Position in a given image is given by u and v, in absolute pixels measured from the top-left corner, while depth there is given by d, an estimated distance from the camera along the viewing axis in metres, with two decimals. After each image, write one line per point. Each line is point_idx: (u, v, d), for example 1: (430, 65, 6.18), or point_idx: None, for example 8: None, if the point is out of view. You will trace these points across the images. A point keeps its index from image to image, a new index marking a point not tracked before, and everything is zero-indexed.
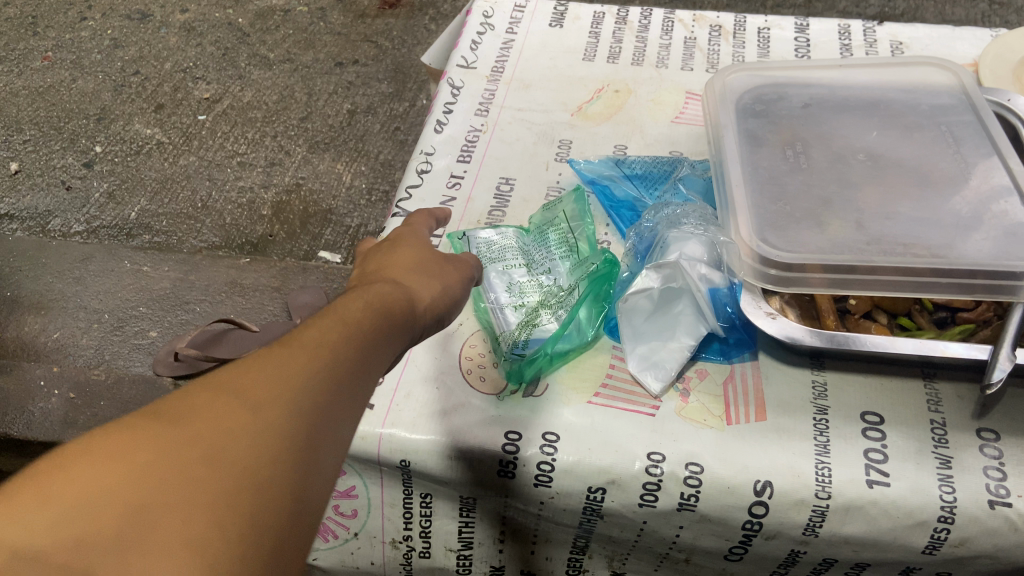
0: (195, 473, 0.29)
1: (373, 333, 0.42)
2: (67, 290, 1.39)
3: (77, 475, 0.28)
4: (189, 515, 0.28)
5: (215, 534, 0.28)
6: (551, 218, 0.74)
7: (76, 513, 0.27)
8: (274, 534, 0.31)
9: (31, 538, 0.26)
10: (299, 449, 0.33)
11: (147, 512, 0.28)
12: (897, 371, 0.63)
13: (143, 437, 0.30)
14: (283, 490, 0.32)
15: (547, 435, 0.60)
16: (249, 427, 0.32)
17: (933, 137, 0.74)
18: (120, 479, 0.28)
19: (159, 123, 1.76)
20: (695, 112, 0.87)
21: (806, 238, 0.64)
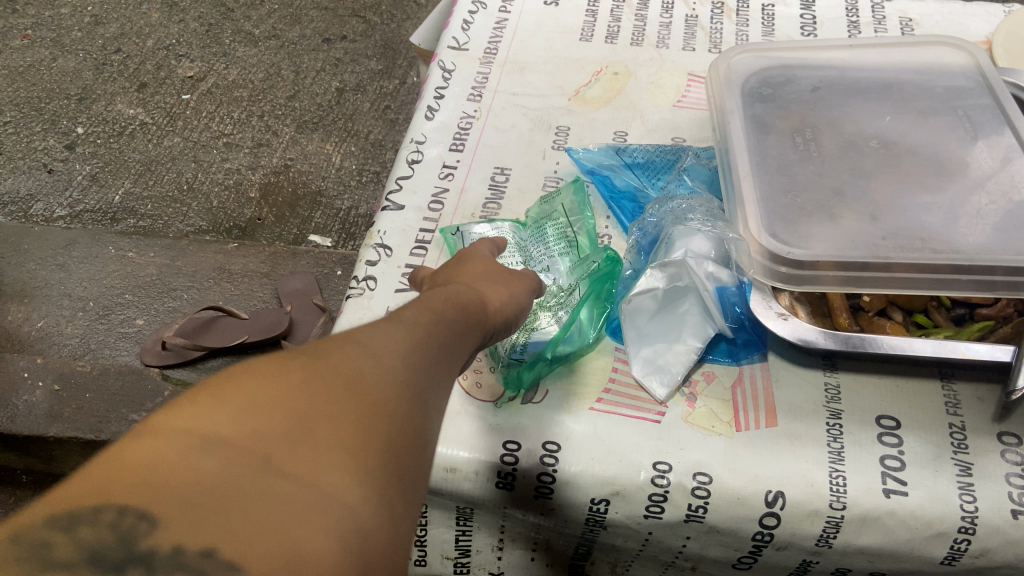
0: (344, 396, 0.32)
1: (459, 316, 0.44)
2: (50, 277, 1.35)
3: (243, 388, 0.30)
4: (342, 424, 0.31)
5: (364, 444, 0.31)
6: (550, 211, 0.71)
7: (247, 413, 0.29)
8: (411, 456, 0.33)
9: (214, 428, 0.28)
10: (419, 390, 0.36)
11: (306, 418, 0.30)
12: (913, 371, 0.60)
13: (293, 364, 0.32)
14: (411, 430, 0.34)
15: (548, 445, 0.57)
16: (378, 366, 0.35)
17: (949, 122, 0.70)
18: (280, 392, 0.31)
19: (142, 103, 1.70)
20: (697, 96, 0.84)
21: (818, 233, 0.61)
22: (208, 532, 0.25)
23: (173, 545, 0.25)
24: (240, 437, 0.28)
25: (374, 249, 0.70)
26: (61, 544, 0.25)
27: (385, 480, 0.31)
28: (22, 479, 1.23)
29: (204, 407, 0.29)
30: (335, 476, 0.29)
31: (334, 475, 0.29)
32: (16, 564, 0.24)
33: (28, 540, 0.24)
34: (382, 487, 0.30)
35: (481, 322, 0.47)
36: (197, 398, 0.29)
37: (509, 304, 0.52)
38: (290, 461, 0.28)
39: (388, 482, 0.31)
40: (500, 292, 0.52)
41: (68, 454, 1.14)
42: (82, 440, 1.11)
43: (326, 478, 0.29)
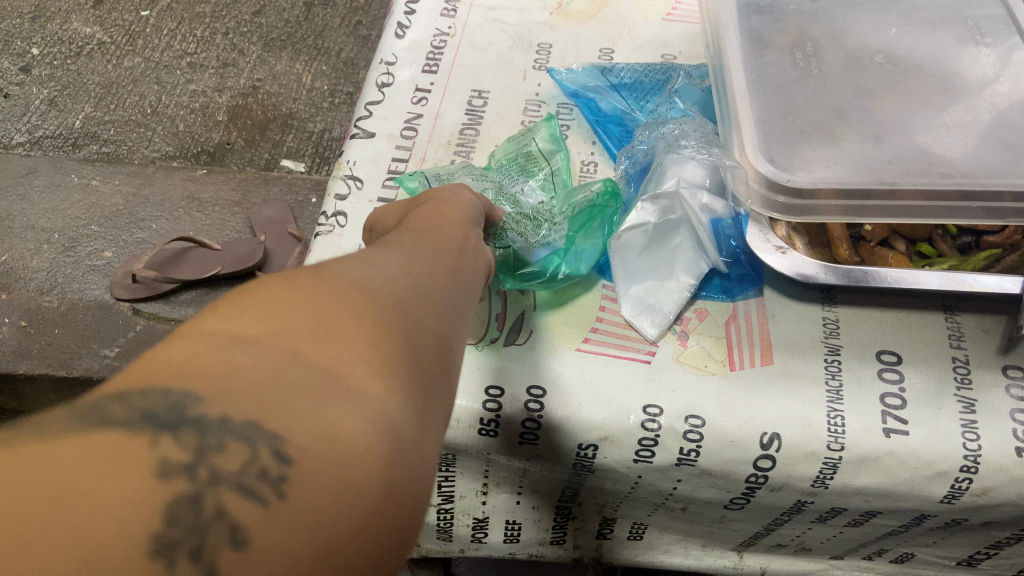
0: (365, 301, 0.30)
1: (426, 222, 0.43)
2: (12, 209, 1.28)
3: (263, 290, 0.28)
4: (369, 319, 0.29)
5: (393, 340, 0.29)
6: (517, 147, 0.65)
7: (275, 309, 0.27)
8: (439, 360, 0.31)
9: (241, 324, 0.26)
10: (440, 304, 0.34)
11: (334, 314, 0.28)
12: (915, 304, 0.57)
13: (311, 271, 0.31)
14: (430, 343, 0.31)
15: (533, 390, 0.54)
16: (390, 276, 0.33)
17: (959, 34, 0.66)
18: (303, 291, 0.29)
19: (99, 21, 1.60)
20: (689, 8, 0.78)
21: (819, 158, 0.57)
22: (249, 410, 0.23)
23: (220, 415, 0.23)
24: (269, 329, 0.26)
25: (344, 182, 0.65)
26: (114, 409, 0.22)
27: (415, 378, 0.29)
28: None
29: (228, 308, 0.27)
30: (369, 369, 0.27)
31: (370, 367, 0.27)
32: (68, 427, 0.22)
33: (76, 411, 0.22)
34: (415, 383, 0.29)
35: (447, 211, 0.46)
36: (221, 303, 0.27)
37: (469, 198, 0.50)
38: (322, 350, 0.26)
39: (418, 382, 0.29)
40: (446, 193, 0.50)
41: (41, 391, 1.11)
42: (53, 377, 1.07)
43: (358, 367, 0.27)
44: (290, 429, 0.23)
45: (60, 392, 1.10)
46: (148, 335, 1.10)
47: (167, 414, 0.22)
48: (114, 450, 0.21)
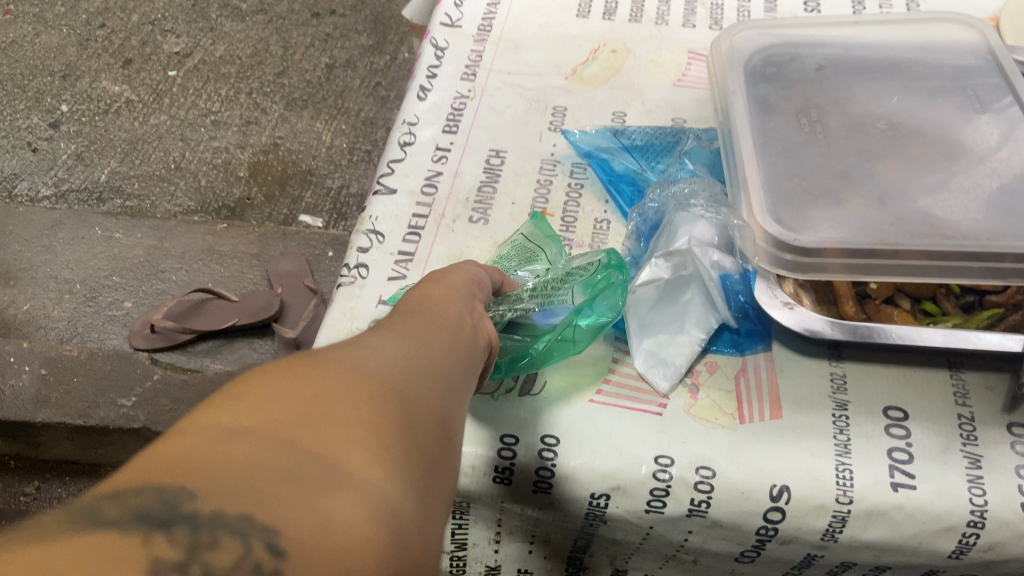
0: (359, 387, 0.32)
1: (417, 306, 0.44)
2: (35, 259, 1.32)
3: (258, 382, 0.31)
4: (361, 407, 0.32)
5: (383, 425, 0.32)
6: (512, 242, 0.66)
7: (272, 400, 0.30)
8: (431, 438, 0.34)
9: (237, 416, 0.29)
10: (433, 385, 0.37)
11: (326, 405, 0.31)
12: (921, 360, 0.59)
13: (305, 360, 0.33)
14: (423, 425, 0.34)
15: (547, 439, 0.55)
16: (383, 360, 0.36)
17: (958, 102, 0.68)
18: (297, 381, 0.31)
19: (127, 80, 1.66)
20: (699, 74, 0.82)
21: (824, 219, 0.59)
22: (243, 503, 0.26)
23: (215, 512, 0.25)
24: (265, 422, 0.29)
25: (366, 236, 0.67)
26: (113, 510, 0.25)
27: (408, 462, 0.32)
28: (10, 465, 1.21)
29: (226, 401, 0.30)
30: (362, 455, 0.30)
31: (362, 454, 0.30)
32: (70, 526, 0.24)
33: (77, 513, 0.25)
34: (408, 465, 0.31)
35: (441, 288, 0.47)
36: (222, 395, 0.30)
37: (464, 272, 0.51)
38: (314, 440, 0.29)
39: (412, 465, 0.32)
40: (439, 271, 0.51)
41: (57, 439, 1.13)
42: (70, 425, 1.09)
43: (351, 453, 0.29)
44: (283, 523, 0.26)
45: (76, 439, 1.12)
46: (165, 385, 1.12)
47: (163, 511, 0.25)
48: (110, 549, 0.24)
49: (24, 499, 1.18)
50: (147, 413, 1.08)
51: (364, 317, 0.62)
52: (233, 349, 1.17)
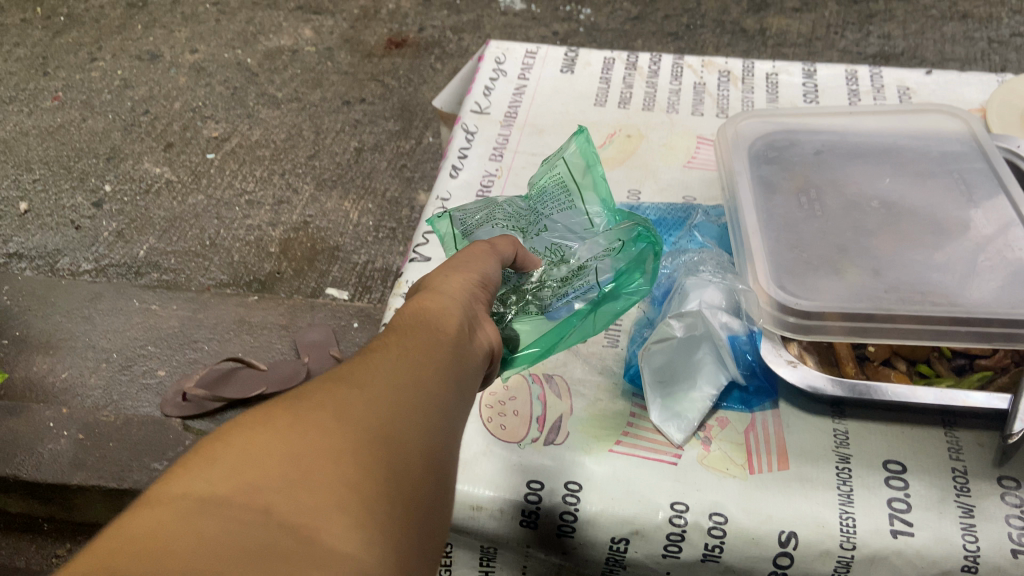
0: (340, 440, 0.36)
1: (412, 327, 0.47)
2: (76, 330, 1.39)
3: (240, 439, 0.35)
4: (333, 465, 0.35)
5: (358, 481, 0.35)
6: (553, 174, 0.67)
7: (253, 464, 0.34)
8: (411, 486, 0.37)
9: (216, 487, 0.33)
10: (419, 426, 0.40)
11: (297, 468, 0.34)
12: (917, 417, 0.63)
13: (287, 413, 0.37)
14: (404, 470, 0.37)
15: (570, 485, 0.60)
16: (369, 401, 0.39)
17: (946, 184, 0.75)
18: (277, 438, 0.35)
19: (168, 162, 1.71)
20: (707, 157, 0.89)
21: (822, 286, 0.65)
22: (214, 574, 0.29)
23: None
24: (238, 492, 0.33)
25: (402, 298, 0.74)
26: None
27: (382, 516, 0.35)
28: (43, 526, 1.26)
29: (210, 463, 0.34)
30: (328, 518, 0.33)
31: (332, 519, 0.33)
32: None
33: None
34: (376, 521, 0.35)
35: (436, 300, 0.50)
36: (209, 454, 0.34)
37: (464, 271, 0.53)
38: (285, 508, 0.33)
39: (387, 519, 0.35)
40: (441, 271, 0.53)
41: (91, 502, 1.17)
42: (104, 488, 1.14)
43: (322, 518, 0.33)
44: None
45: (109, 503, 1.16)
46: None
47: None
48: None
49: (56, 561, 1.22)
50: None
51: None
52: None
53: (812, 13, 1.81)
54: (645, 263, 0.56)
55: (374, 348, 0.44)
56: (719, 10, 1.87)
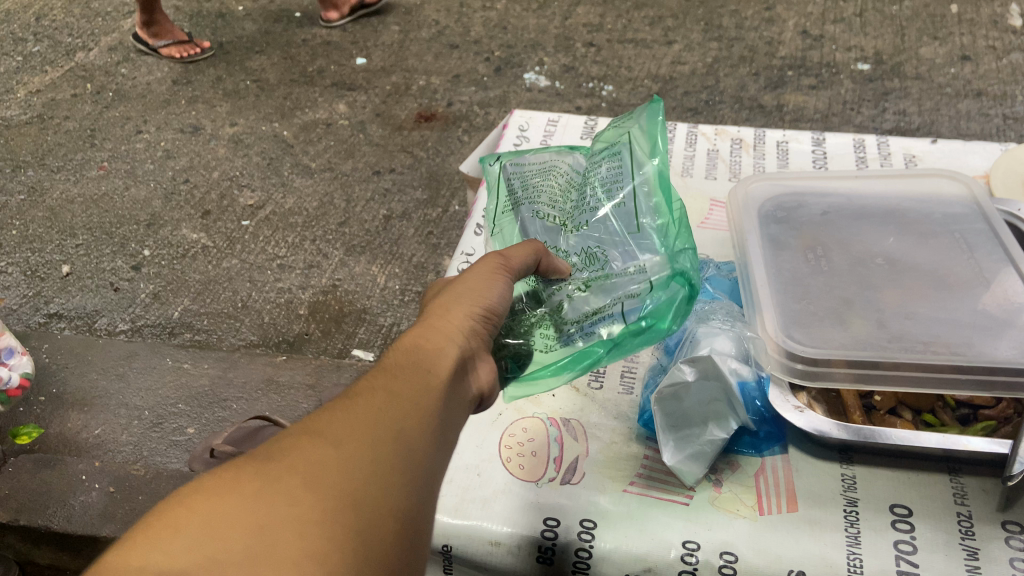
0: (308, 516, 0.42)
1: (403, 378, 0.52)
2: (110, 387, 1.43)
3: (210, 511, 0.41)
4: (296, 540, 0.41)
5: (320, 555, 0.40)
6: (615, 158, 0.69)
7: (226, 540, 0.40)
8: (374, 554, 0.43)
9: (192, 563, 0.39)
10: (384, 488, 0.45)
11: (262, 541, 0.40)
12: (923, 463, 0.64)
13: (255, 484, 0.43)
14: (368, 541, 0.43)
15: (585, 522, 0.63)
16: (342, 474, 0.44)
17: (947, 243, 0.78)
18: (250, 516, 0.41)
19: (205, 228, 1.78)
20: (719, 218, 0.93)
21: (829, 335, 0.68)
22: None
23: None
24: (200, 567, 0.39)
25: None
26: None
27: None
28: None
29: (180, 534, 0.40)
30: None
31: None
32: None
33: None
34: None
35: (420, 350, 0.54)
36: (191, 526, 0.41)
37: (462, 307, 0.58)
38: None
39: None
40: (444, 306, 0.58)
41: None
42: None
43: None
44: None
45: None
46: None
47: None
48: None
49: None
50: None
51: None
52: None
53: (828, 90, 1.87)
54: (676, 306, 0.57)
55: (354, 399, 0.49)
56: (737, 86, 1.93)
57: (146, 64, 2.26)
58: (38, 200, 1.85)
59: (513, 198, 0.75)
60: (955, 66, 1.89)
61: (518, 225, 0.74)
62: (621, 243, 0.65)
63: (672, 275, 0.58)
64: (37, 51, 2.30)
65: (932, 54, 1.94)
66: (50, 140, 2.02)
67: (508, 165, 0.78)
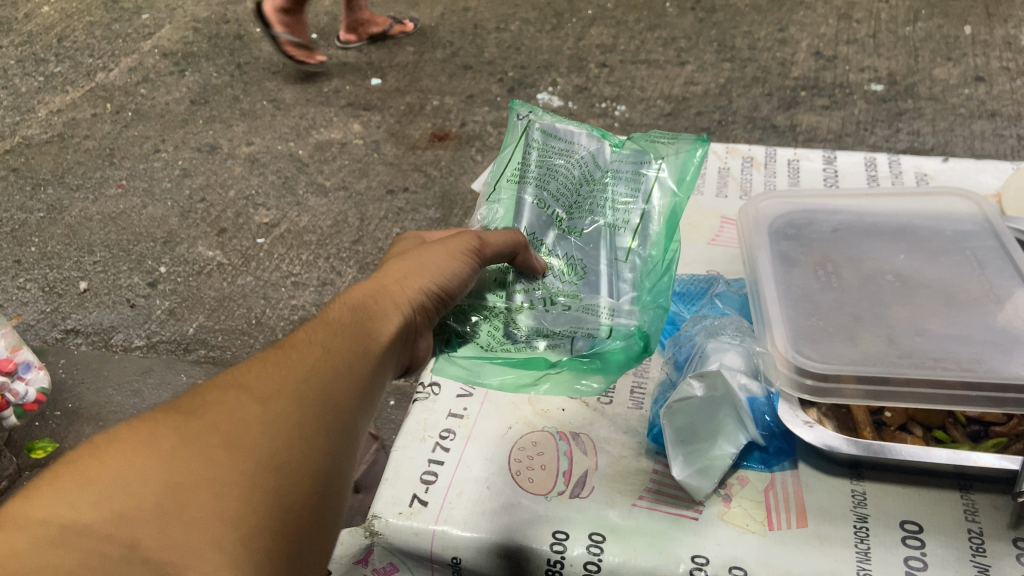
0: (214, 484, 0.46)
1: (329, 359, 0.56)
2: (127, 403, 1.47)
3: (121, 468, 0.45)
4: (199, 505, 0.45)
5: (221, 522, 0.45)
6: (645, 187, 0.75)
7: (130, 501, 0.44)
8: (276, 519, 0.47)
9: (97, 518, 0.43)
10: (292, 457, 0.49)
11: (167, 504, 0.44)
12: (933, 479, 0.64)
13: (170, 444, 0.47)
14: (270, 509, 0.47)
15: (594, 536, 0.63)
16: (252, 444, 0.49)
17: (958, 261, 0.78)
18: (157, 477, 0.45)
19: (220, 246, 1.79)
20: (730, 235, 0.93)
21: (838, 351, 0.68)
22: None
23: None
24: (111, 522, 0.43)
25: None
26: None
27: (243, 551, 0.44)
28: None
29: (91, 487, 0.44)
30: (190, 549, 0.43)
31: (196, 557, 0.43)
32: None
33: None
34: (242, 544, 0.44)
35: (346, 327, 0.58)
36: (101, 480, 0.45)
37: (406, 294, 0.63)
38: (149, 538, 0.43)
39: (248, 551, 0.45)
40: (395, 285, 0.63)
41: None
42: None
43: (185, 559, 0.43)
44: None
45: None
46: None
47: None
48: None
49: None
50: None
51: (435, 427, 0.73)
52: None
53: (842, 110, 1.88)
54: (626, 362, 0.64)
55: (274, 368, 0.54)
56: (750, 106, 1.94)
57: (165, 84, 2.29)
58: (57, 218, 1.88)
59: (523, 171, 0.76)
60: (970, 87, 1.89)
61: (516, 198, 0.75)
62: (602, 268, 0.71)
63: (634, 332, 0.65)
64: (58, 72, 2.34)
65: (945, 75, 1.94)
66: (70, 159, 2.05)
67: (539, 131, 0.79)
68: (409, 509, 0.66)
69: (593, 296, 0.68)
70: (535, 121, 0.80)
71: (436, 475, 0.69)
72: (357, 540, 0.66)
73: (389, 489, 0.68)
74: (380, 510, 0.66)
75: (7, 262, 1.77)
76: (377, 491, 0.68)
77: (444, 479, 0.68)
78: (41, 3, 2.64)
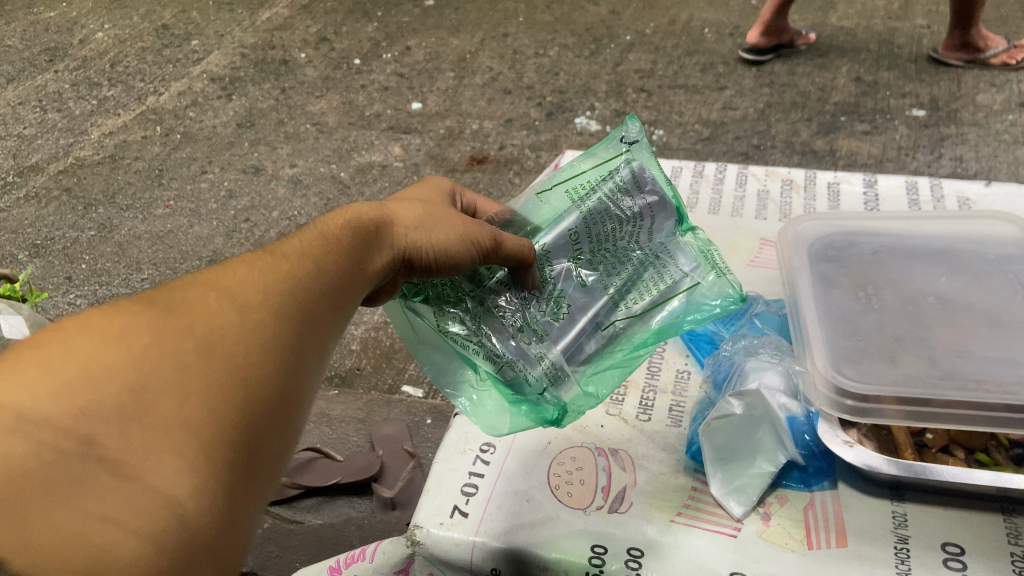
0: (184, 389, 0.46)
1: (308, 295, 0.56)
2: None
3: (86, 361, 0.45)
4: (168, 410, 0.44)
5: (188, 428, 0.44)
6: (666, 291, 0.68)
7: (95, 395, 0.43)
8: (240, 436, 0.47)
9: (65, 406, 0.42)
10: (261, 378, 0.50)
11: (131, 402, 0.44)
12: (975, 503, 0.64)
13: (141, 342, 0.47)
14: (236, 424, 0.47)
15: (632, 551, 0.64)
16: (224, 357, 0.49)
17: (1001, 283, 0.77)
18: (127, 373, 0.45)
19: None
20: (769, 257, 0.94)
21: (879, 374, 0.68)
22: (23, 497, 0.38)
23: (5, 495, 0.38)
24: (69, 416, 0.42)
25: None
26: None
27: (207, 462, 0.44)
28: None
29: (55, 377, 0.44)
30: (149, 452, 0.42)
31: (159, 459, 0.42)
32: None
33: None
34: (205, 454, 0.44)
35: (331, 252, 0.59)
36: (67, 367, 0.44)
37: (388, 247, 0.64)
38: (108, 437, 0.42)
39: (212, 461, 0.45)
40: (389, 237, 0.64)
41: None
42: None
43: (149, 460, 0.42)
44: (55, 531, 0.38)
45: None
46: (273, 531, 1.19)
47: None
48: None
49: None
50: (255, 557, 1.16)
51: (476, 440, 0.74)
52: (334, 506, 1.21)
53: (883, 135, 1.87)
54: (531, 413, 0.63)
55: (252, 283, 0.55)
56: (790, 131, 1.94)
57: (212, 108, 2.35)
58: (108, 236, 1.94)
59: (579, 198, 0.70)
60: (1014, 113, 1.87)
61: (557, 217, 0.71)
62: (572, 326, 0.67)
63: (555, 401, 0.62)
64: (111, 96, 2.42)
65: (989, 101, 1.92)
66: (120, 180, 2.11)
67: (630, 170, 0.69)
68: (450, 520, 0.67)
69: (546, 346, 0.65)
70: (632, 156, 0.71)
71: (477, 487, 0.70)
72: (399, 549, 0.67)
73: (431, 499, 0.69)
74: (422, 521, 0.67)
75: (58, 277, 1.83)
76: (419, 503, 0.69)
77: (483, 491, 0.70)
78: (95, 30, 2.73)
